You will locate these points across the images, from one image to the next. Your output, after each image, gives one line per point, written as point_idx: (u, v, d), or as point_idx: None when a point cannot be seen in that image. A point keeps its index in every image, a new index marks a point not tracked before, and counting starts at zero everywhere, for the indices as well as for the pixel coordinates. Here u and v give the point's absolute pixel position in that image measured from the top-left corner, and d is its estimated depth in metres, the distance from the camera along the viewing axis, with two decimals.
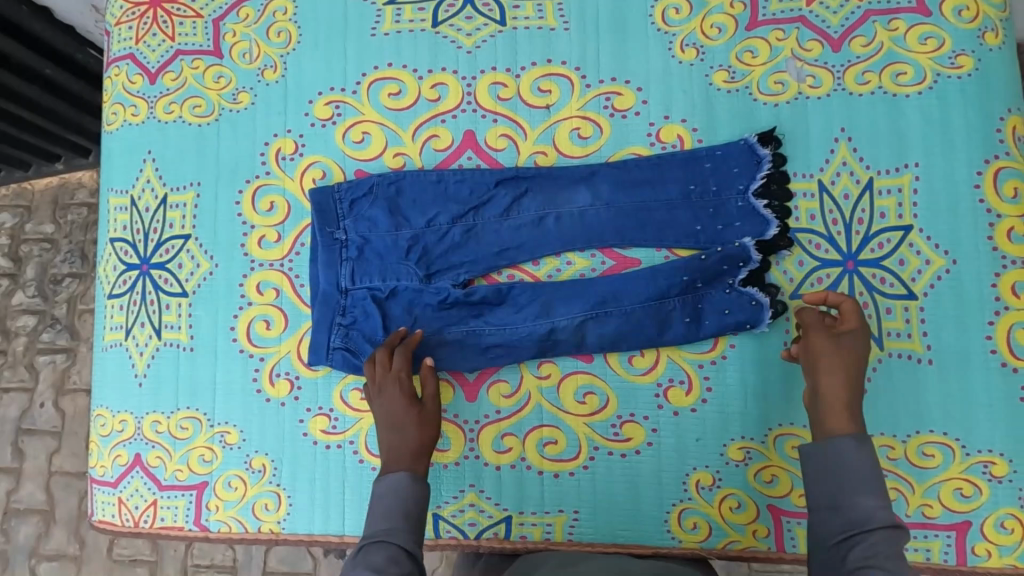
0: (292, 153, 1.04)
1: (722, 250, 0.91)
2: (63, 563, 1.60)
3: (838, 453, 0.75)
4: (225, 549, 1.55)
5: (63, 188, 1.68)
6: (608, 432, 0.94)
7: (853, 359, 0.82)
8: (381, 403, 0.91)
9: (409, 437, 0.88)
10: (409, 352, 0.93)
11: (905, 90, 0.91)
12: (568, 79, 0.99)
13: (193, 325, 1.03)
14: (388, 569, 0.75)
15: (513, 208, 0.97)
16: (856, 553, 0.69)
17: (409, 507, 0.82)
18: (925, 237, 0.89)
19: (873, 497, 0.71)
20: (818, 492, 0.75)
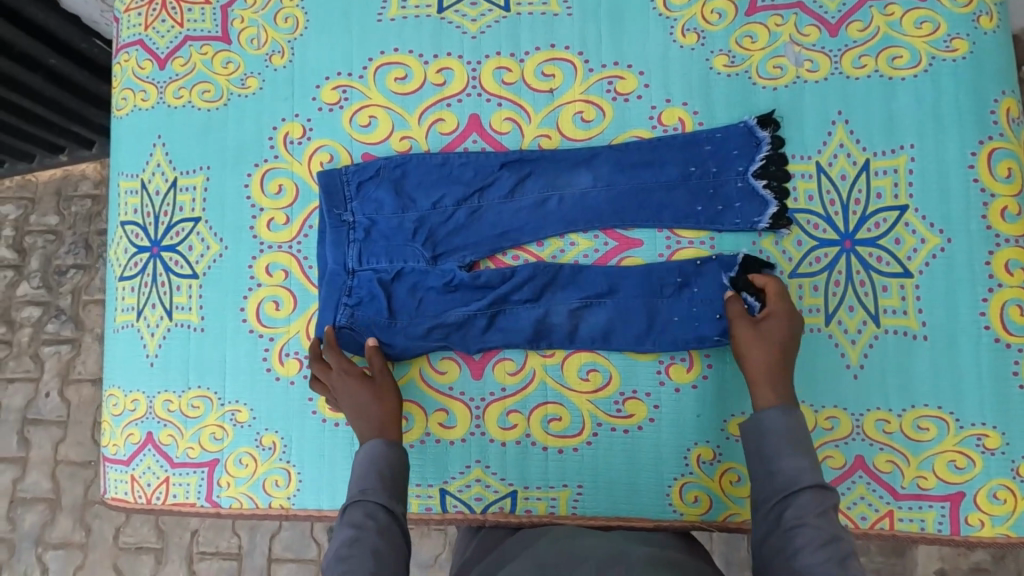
0: (300, 137, 1.05)
1: (716, 258, 0.94)
2: (68, 551, 1.62)
3: (765, 424, 0.78)
4: (230, 535, 1.57)
5: (67, 180, 1.70)
6: (611, 408, 0.96)
7: (779, 336, 0.85)
8: (340, 400, 0.93)
9: (371, 415, 0.90)
10: (337, 347, 0.96)
11: (900, 73, 0.93)
12: (571, 64, 1.01)
13: (203, 305, 1.05)
14: (367, 524, 0.78)
15: (517, 190, 0.99)
16: (788, 513, 0.71)
17: (380, 469, 0.85)
18: (920, 217, 0.90)
19: (800, 458, 0.74)
20: (752, 463, 0.78)
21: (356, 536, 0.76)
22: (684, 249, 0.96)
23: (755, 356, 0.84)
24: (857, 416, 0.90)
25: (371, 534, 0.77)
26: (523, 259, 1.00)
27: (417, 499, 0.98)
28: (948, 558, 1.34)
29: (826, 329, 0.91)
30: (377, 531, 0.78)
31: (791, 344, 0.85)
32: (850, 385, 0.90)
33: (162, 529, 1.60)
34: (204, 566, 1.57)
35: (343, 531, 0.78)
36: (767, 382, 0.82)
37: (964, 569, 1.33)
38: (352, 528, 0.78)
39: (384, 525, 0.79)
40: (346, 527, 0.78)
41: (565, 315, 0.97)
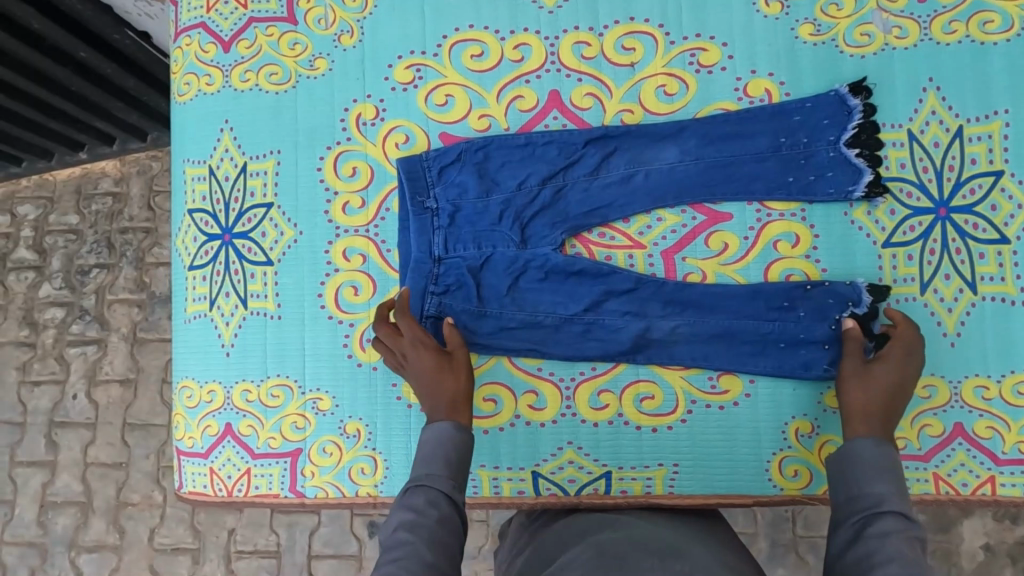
0: (373, 118, 1.04)
1: (828, 284, 0.92)
2: (101, 554, 1.58)
3: (854, 450, 0.77)
4: (268, 534, 1.54)
5: (86, 178, 1.66)
6: (705, 385, 0.95)
7: (886, 382, 0.84)
8: (409, 367, 0.91)
9: (441, 388, 0.88)
10: (411, 317, 0.94)
11: (992, 37, 0.92)
12: (652, 37, 1.00)
13: (280, 292, 1.03)
14: (427, 511, 0.73)
15: (602, 167, 0.98)
16: (866, 530, 0.68)
17: (449, 454, 0.81)
18: (1016, 181, 0.90)
19: (886, 483, 0.72)
20: (837, 486, 0.76)
21: (413, 520, 0.72)
22: (774, 221, 0.95)
23: (855, 394, 0.83)
24: (956, 383, 0.89)
25: (430, 521, 0.72)
26: (610, 236, 0.98)
27: (509, 483, 0.97)
28: (992, 533, 1.36)
29: (921, 297, 0.91)
30: (438, 519, 0.73)
31: (898, 393, 0.83)
32: (949, 353, 0.90)
33: (197, 529, 1.56)
34: (243, 565, 1.54)
35: (398, 513, 0.73)
36: (864, 420, 0.81)
37: (1010, 542, 1.35)
38: (411, 512, 0.73)
39: (445, 514, 0.74)
40: (404, 510, 0.73)
41: (651, 294, 0.96)
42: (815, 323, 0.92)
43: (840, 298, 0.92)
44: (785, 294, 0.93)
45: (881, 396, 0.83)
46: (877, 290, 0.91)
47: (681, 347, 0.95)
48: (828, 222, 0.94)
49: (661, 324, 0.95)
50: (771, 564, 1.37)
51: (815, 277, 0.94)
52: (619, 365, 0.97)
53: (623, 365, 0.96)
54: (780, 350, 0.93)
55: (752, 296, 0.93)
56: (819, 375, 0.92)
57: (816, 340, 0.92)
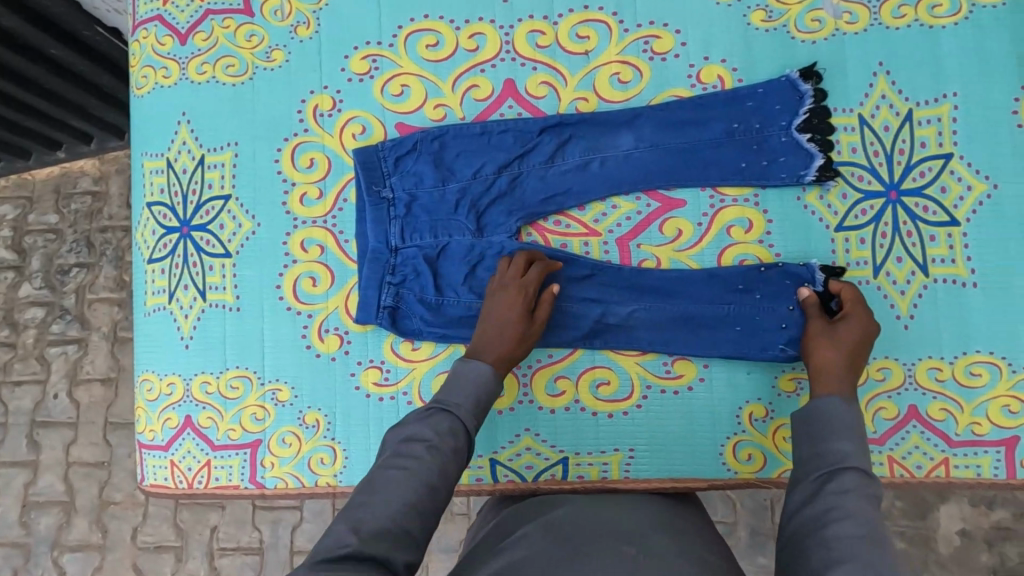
0: (330, 109, 1.03)
1: (783, 266, 0.92)
2: (85, 554, 1.59)
3: (821, 407, 0.76)
4: (251, 530, 1.54)
5: (65, 177, 1.66)
6: (660, 369, 0.96)
7: (851, 339, 0.83)
8: (500, 298, 0.91)
9: (501, 342, 0.88)
10: (543, 273, 0.92)
11: (941, 21, 0.92)
12: (606, 25, 1.00)
13: (238, 284, 1.03)
14: (447, 438, 0.74)
15: (558, 155, 0.98)
16: (829, 487, 0.68)
17: (477, 395, 0.82)
18: (965, 164, 0.90)
19: (851, 441, 0.72)
20: (803, 440, 0.76)
21: (430, 441, 0.73)
22: (728, 207, 0.96)
23: (826, 353, 0.83)
24: (909, 365, 0.89)
25: (448, 449, 0.74)
26: (565, 223, 0.99)
27: (467, 471, 0.97)
28: (969, 518, 1.37)
29: (875, 280, 0.91)
30: (453, 451, 0.74)
31: (863, 348, 0.83)
32: (901, 335, 0.90)
33: (180, 527, 1.56)
34: (226, 562, 1.54)
35: (417, 426, 0.74)
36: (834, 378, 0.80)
37: (986, 527, 1.36)
38: (431, 433, 0.74)
39: (460, 446, 0.75)
40: (424, 427, 0.75)
41: (610, 279, 0.96)
42: (772, 303, 0.92)
43: (795, 278, 0.92)
44: (742, 277, 0.93)
45: (848, 353, 0.82)
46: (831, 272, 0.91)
47: (640, 330, 0.95)
48: (782, 206, 0.95)
49: (617, 311, 0.95)
50: (751, 552, 1.38)
51: (769, 260, 0.94)
52: (576, 352, 0.97)
53: (580, 352, 0.97)
54: (736, 335, 0.93)
55: (708, 278, 0.94)
56: (777, 356, 0.92)
57: (775, 320, 0.92)
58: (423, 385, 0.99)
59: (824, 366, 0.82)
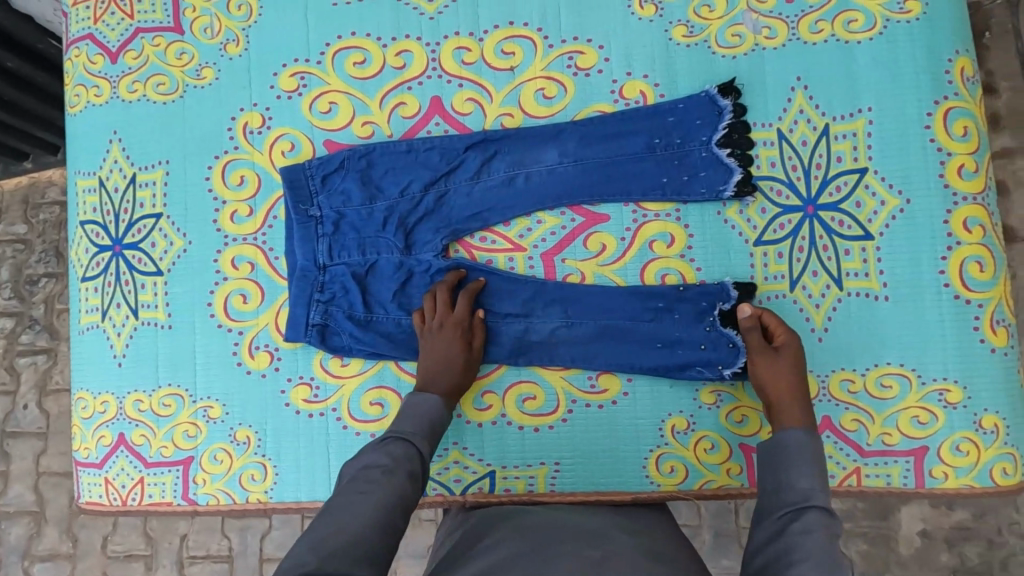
0: (260, 127, 1.04)
1: (701, 286, 0.94)
2: (56, 563, 1.58)
3: (783, 440, 0.80)
4: (221, 538, 1.53)
5: (33, 187, 1.61)
6: (586, 384, 0.97)
7: (794, 361, 0.87)
8: (437, 338, 0.93)
9: (445, 379, 0.92)
10: (471, 297, 0.96)
11: (856, 36, 0.93)
12: (531, 40, 1.00)
13: (170, 302, 1.03)
14: (404, 462, 0.77)
15: (484, 171, 0.98)
16: (792, 525, 0.70)
17: (431, 423, 0.86)
18: (879, 178, 0.92)
19: (811, 477, 0.75)
20: (766, 476, 0.78)
21: (386, 466, 0.76)
22: (650, 222, 0.97)
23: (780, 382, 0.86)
24: (823, 376, 0.92)
25: (403, 472, 0.76)
26: (491, 239, 1.00)
27: None
28: (929, 518, 1.37)
29: (791, 294, 0.93)
30: (411, 474, 0.77)
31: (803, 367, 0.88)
32: (815, 347, 0.92)
33: (149, 536, 1.55)
34: (196, 569, 1.53)
35: (373, 454, 0.77)
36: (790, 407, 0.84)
37: (947, 527, 1.36)
38: (388, 459, 0.77)
39: (417, 471, 0.78)
40: (380, 455, 0.77)
41: (534, 294, 0.97)
42: (693, 325, 0.94)
43: (711, 298, 0.94)
44: (662, 295, 0.94)
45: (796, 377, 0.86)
46: (743, 287, 0.93)
47: (562, 349, 0.96)
48: (702, 221, 0.96)
49: (541, 326, 0.97)
50: (715, 555, 1.38)
51: (690, 279, 0.95)
52: (502, 368, 0.98)
53: (507, 367, 0.98)
54: (657, 352, 0.94)
55: (628, 294, 0.95)
56: (693, 376, 0.94)
57: (694, 340, 0.94)
58: (352, 402, 0.99)
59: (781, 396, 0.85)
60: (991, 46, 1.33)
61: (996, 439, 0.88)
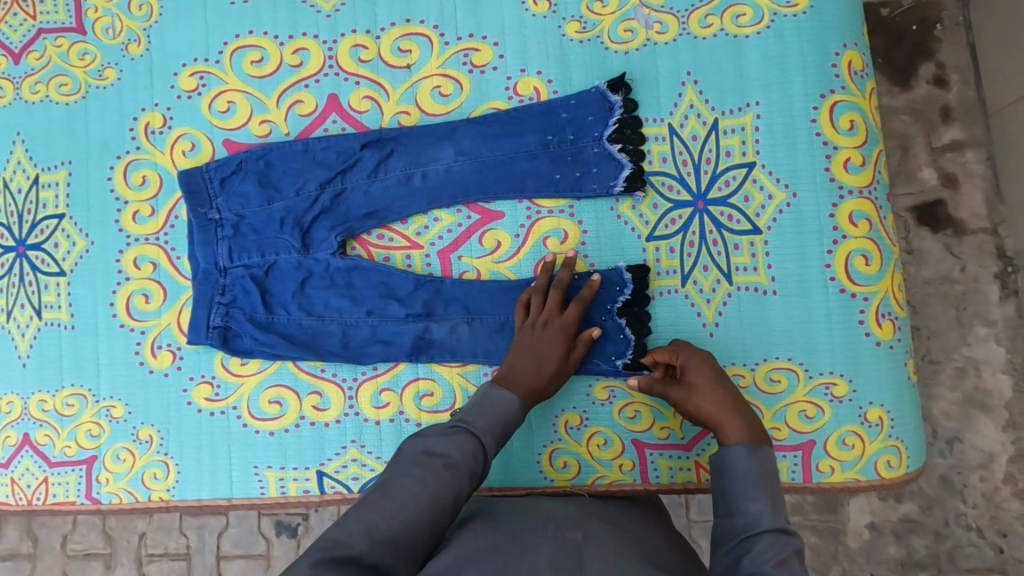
0: (161, 127, 1.04)
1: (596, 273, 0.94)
2: (16, 562, 1.50)
3: (727, 460, 0.73)
4: (177, 535, 1.45)
5: None
6: (481, 380, 0.97)
7: (706, 379, 0.83)
8: (535, 336, 0.88)
9: (528, 379, 0.85)
10: (584, 306, 0.89)
11: (744, 31, 0.93)
12: (427, 38, 1.00)
13: (73, 303, 1.04)
14: (465, 461, 0.68)
15: (380, 169, 0.98)
16: (744, 559, 0.63)
17: (505, 424, 0.77)
18: (767, 172, 0.92)
19: (764, 502, 0.68)
20: (718, 504, 0.72)
21: (450, 459, 0.68)
22: (544, 218, 0.97)
23: (707, 408, 0.80)
24: None
25: (466, 471, 0.68)
26: (389, 237, 1.00)
27: (295, 483, 0.99)
28: (878, 511, 1.30)
29: (683, 289, 0.93)
30: (471, 475, 0.69)
31: (721, 377, 0.83)
32: (707, 342, 0.92)
33: (108, 534, 1.47)
34: (153, 568, 1.45)
35: (439, 441, 0.69)
36: (730, 418, 0.78)
37: (894, 520, 1.29)
38: (453, 451, 0.69)
39: (478, 472, 0.70)
40: (446, 445, 0.70)
41: (430, 293, 0.97)
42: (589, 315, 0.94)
43: (607, 284, 0.93)
44: None
45: (719, 387, 0.82)
46: (638, 270, 0.92)
47: (457, 346, 0.96)
48: (596, 218, 0.96)
49: (436, 324, 0.97)
50: None
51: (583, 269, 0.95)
52: (399, 366, 0.98)
53: (404, 365, 0.98)
54: None
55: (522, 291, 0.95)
56: (588, 368, 0.93)
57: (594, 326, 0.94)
58: (252, 401, 1.00)
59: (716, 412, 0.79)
60: (942, 38, 1.29)
61: (881, 432, 0.89)
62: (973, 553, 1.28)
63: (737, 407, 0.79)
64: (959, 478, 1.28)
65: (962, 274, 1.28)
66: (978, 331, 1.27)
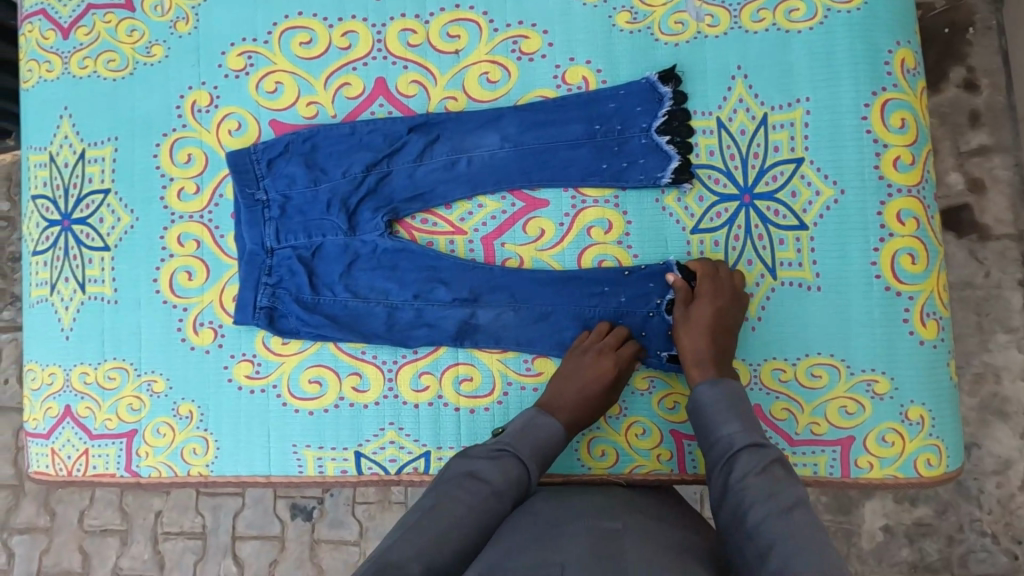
0: (207, 105, 1.04)
1: (640, 269, 0.95)
2: (33, 536, 1.51)
3: (699, 400, 0.82)
4: (194, 515, 1.47)
5: (15, 165, 1.49)
6: (521, 366, 0.98)
7: (705, 320, 0.88)
8: (587, 368, 0.91)
9: (574, 411, 0.90)
10: (632, 344, 0.93)
11: (797, 25, 0.93)
12: (475, 24, 1.00)
13: (116, 278, 1.05)
14: (508, 490, 0.76)
15: (426, 154, 0.99)
16: (732, 476, 0.73)
17: (546, 452, 0.84)
18: (816, 168, 0.92)
19: (736, 424, 0.78)
20: (700, 438, 0.81)
21: (495, 485, 0.75)
22: (588, 208, 0.97)
23: (687, 347, 0.88)
24: (755, 365, 0.92)
25: (508, 499, 0.75)
26: (432, 222, 1.01)
27: (333, 463, 1.00)
28: (891, 513, 1.30)
29: None
30: (513, 504, 0.76)
31: (719, 326, 0.88)
32: (747, 336, 0.92)
33: (125, 511, 1.48)
34: (169, 546, 1.46)
35: (485, 466, 0.77)
36: (697, 368, 0.86)
37: (908, 523, 1.29)
38: (497, 477, 0.76)
39: (518, 499, 0.77)
40: (491, 469, 0.77)
41: (472, 279, 0.98)
42: (635, 306, 0.95)
43: (657, 280, 0.94)
44: (602, 280, 0.95)
45: (709, 336, 0.87)
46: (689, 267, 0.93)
47: (498, 333, 0.97)
48: (640, 209, 0.96)
49: (479, 311, 0.97)
50: None
51: (625, 262, 0.96)
52: (440, 350, 0.99)
53: (445, 349, 0.99)
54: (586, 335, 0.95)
55: (564, 280, 0.96)
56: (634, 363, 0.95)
57: (635, 322, 0.95)
58: (292, 379, 1.01)
59: (694, 357, 0.87)
60: (973, 42, 1.28)
61: (921, 430, 0.89)
62: (985, 558, 1.28)
63: (715, 359, 0.86)
64: (975, 483, 1.28)
65: (984, 279, 1.27)
66: (999, 337, 1.27)
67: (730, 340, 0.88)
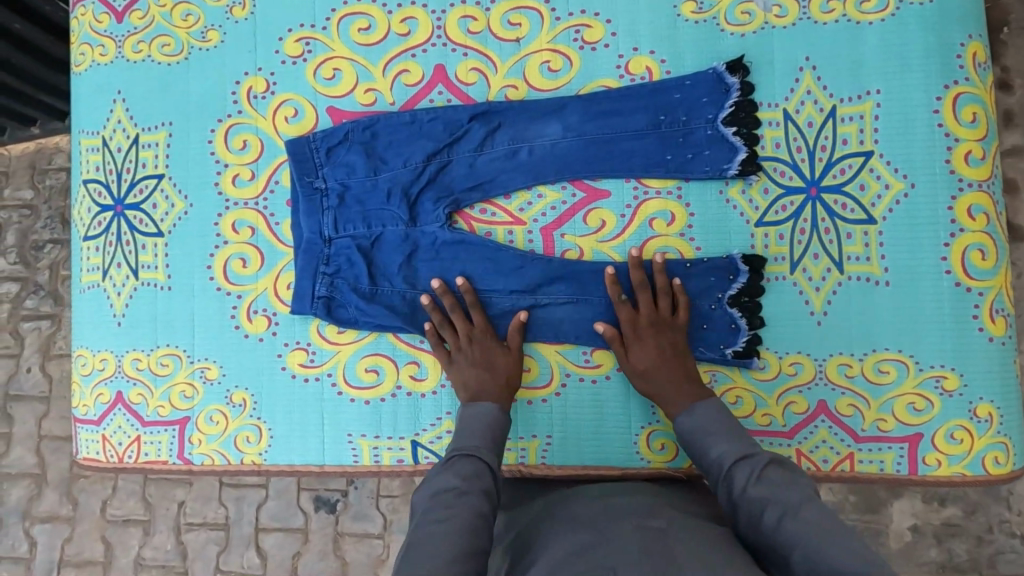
0: (263, 91, 1.04)
1: (703, 262, 0.93)
2: (55, 525, 1.50)
3: (683, 433, 0.82)
4: (217, 505, 1.46)
5: (40, 153, 1.49)
6: (579, 359, 0.97)
7: (651, 353, 0.90)
8: (469, 354, 0.94)
9: (491, 382, 0.92)
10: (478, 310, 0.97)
11: (867, 17, 0.92)
12: (538, 12, 0.99)
13: (170, 264, 1.04)
14: (473, 481, 0.73)
15: (487, 143, 0.98)
16: (732, 494, 0.71)
17: (489, 432, 0.83)
18: (885, 162, 0.91)
19: (723, 442, 0.76)
20: (698, 467, 0.79)
21: (458, 486, 0.71)
22: (651, 199, 0.96)
23: (649, 386, 0.89)
24: (820, 361, 0.91)
25: (477, 489, 0.72)
26: (491, 212, 1.00)
27: (389, 452, 0.99)
28: (920, 513, 1.29)
29: (791, 276, 0.92)
30: (485, 491, 0.72)
31: (665, 352, 0.90)
32: (814, 331, 0.91)
33: (148, 501, 1.47)
34: (192, 537, 1.46)
35: (440, 476, 0.73)
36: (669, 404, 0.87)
37: (937, 523, 1.28)
38: (456, 478, 0.73)
39: (489, 487, 0.74)
40: (448, 475, 0.73)
41: (532, 270, 0.97)
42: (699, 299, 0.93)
43: (721, 273, 0.93)
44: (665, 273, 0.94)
45: (659, 365, 0.89)
46: (753, 261, 0.92)
47: (558, 325, 0.96)
48: (703, 201, 0.95)
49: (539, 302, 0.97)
50: None
51: (688, 254, 0.95)
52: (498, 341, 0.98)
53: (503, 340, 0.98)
54: None
55: (626, 272, 0.95)
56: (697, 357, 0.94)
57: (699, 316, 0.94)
58: (348, 368, 1.00)
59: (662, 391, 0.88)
60: (1007, 42, 1.25)
61: (990, 427, 0.88)
62: (1015, 560, 1.27)
63: (673, 381, 0.88)
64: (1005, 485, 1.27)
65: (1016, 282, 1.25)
66: None
67: (679, 353, 0.91)
